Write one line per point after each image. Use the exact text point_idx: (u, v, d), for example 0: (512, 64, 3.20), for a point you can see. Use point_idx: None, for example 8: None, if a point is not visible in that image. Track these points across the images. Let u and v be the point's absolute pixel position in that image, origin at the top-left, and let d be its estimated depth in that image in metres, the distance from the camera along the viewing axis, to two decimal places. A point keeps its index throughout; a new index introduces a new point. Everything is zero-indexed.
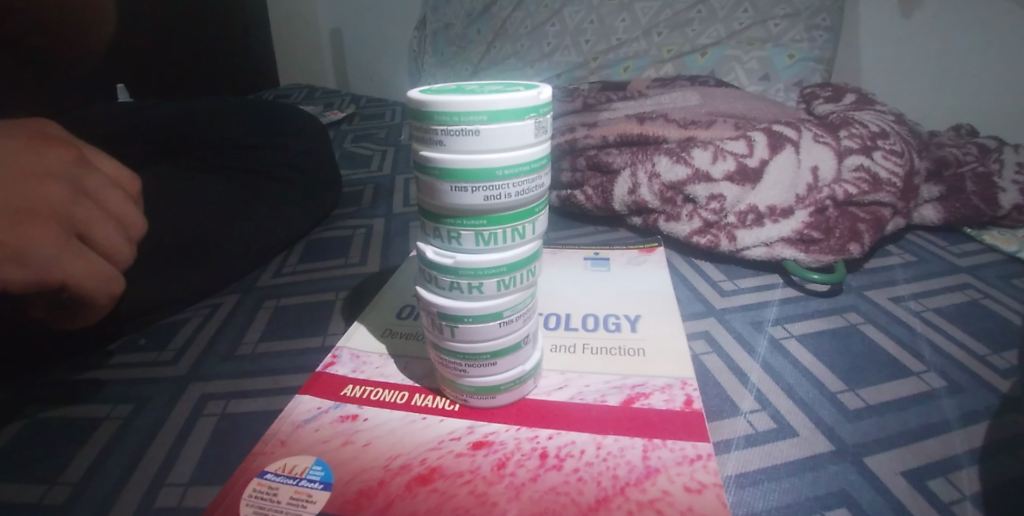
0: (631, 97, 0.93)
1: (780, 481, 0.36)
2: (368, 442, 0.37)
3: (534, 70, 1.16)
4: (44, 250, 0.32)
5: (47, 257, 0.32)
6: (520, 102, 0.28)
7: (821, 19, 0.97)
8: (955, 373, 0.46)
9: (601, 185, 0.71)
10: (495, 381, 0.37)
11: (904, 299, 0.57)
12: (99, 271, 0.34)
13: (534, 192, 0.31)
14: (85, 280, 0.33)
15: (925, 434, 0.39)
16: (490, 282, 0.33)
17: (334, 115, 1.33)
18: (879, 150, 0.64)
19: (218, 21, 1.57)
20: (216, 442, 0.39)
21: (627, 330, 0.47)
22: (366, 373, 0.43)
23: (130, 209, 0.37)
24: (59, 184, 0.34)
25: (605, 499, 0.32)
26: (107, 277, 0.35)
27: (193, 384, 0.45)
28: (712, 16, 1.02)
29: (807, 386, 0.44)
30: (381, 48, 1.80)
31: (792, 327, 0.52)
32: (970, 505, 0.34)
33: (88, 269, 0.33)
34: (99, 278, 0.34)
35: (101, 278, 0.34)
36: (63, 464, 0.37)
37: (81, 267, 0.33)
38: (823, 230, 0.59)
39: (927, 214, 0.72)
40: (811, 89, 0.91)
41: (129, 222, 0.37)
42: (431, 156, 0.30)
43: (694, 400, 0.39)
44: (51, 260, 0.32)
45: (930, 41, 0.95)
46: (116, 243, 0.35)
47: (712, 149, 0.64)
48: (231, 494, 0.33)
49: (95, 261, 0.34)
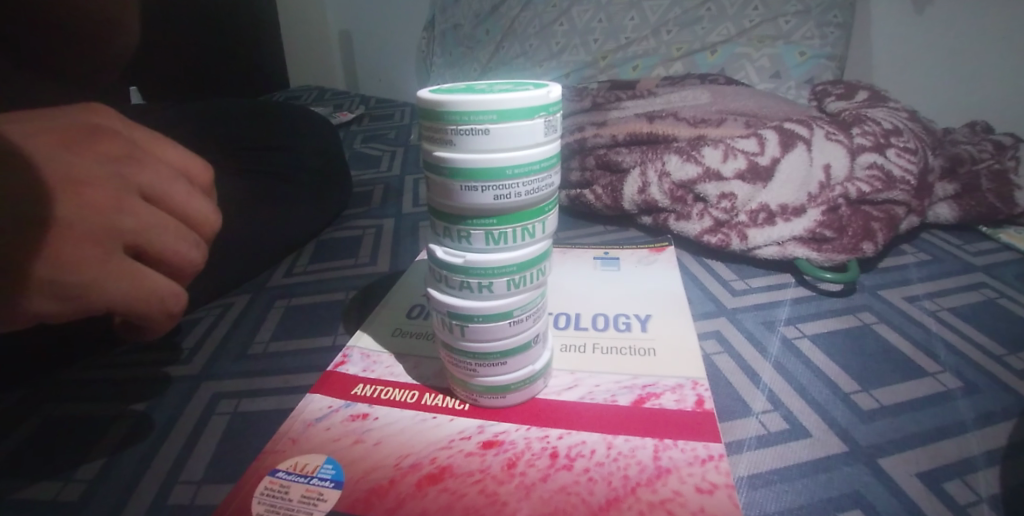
0: (640, 95, 0.93)
1: (793, 482, 0.35)
2: (378, 441, 0.37)
3: (543, 70, 1.16)
4: (87, 271, 0.28)
5: (89, 282, 0.28)
6: (533, 100, 0.28)
7: (833, 16, 0.96)
8: (972, 374, 0.45)
9: (610, 184, 0.71)
10: (506, 380, 0.37)
11: (918, 299, 0.56)
12: (162, 287, 0.31)
13: (544, 191, 0.31)
14: (138, 300, 0.30)
15: (941, 435, 0.39)
16: (500, 281, 0.33)
17: (343, 116, 1.33)
18: (892, 148, 0.64)
19: (230, 24, 1.58)
20: (227, 440, 0.39)
21: (637, 330, 0.47)
22: (376, 373, 0.43)
23: (194, 204, 0.34)
24: (112, 187, 0.29)
25: (616, 499, 0.32)
26: (165, 295, 0.31)
27: (205, 383, 0.45)
28: (722, 13, 1.02)
29: (820, 386, 0.44)
30: (390, 49, 1.81)
31: (804, 327, 0.51)
32: (987, 507, 0.33)
33: (139, 287, 0.30)
34: (156, 297, 0.31)
35: (157, 296, 0.31)
36: (78, 461, 0.38)
37: (131, 287, 0.29)
38: (835, 229, 0.59)
39: (942, 212, 0.71)
40: (822, 87, 0.90)
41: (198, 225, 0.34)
42: (442, 155, 0.30)
43: (704, 401, 0.39)
44: (97, 286, 0.28)
45: (941, 38, 0.94)
46: (179, 247, 0.32)
47: (723, 148, 0.64)
48: (243, 492, 0.33)
49: (151, 276, 0.30)
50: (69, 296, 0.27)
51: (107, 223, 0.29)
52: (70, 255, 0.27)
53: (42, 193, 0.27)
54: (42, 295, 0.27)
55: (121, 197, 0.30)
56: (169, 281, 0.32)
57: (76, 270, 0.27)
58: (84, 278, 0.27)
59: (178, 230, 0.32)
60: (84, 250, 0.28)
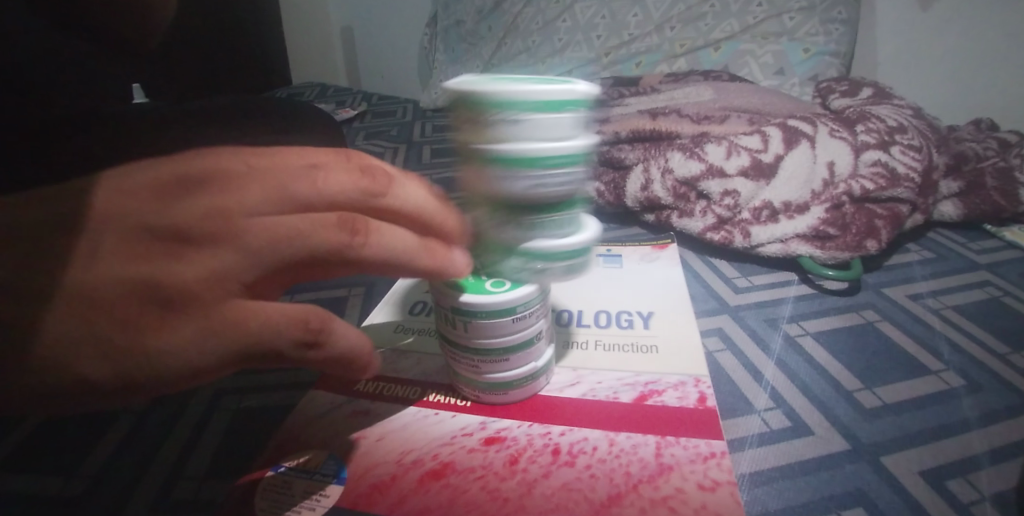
0: (643, 92, 0.92)
1: (794, 480, 0.35)
2: (380, 437, 0.37)
3: (545, 66, 1.16)
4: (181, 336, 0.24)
5: (185, 350, 0.24)
6: (572, 94, 0.29)
7: (837, 12, 0.96)
8: (975, 372, 0.45)
9: (613, 181, 0.71)
10: (508, 377, 0.37)
11: (922, 297, 0.56)
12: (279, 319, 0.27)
13: (577, 183, 0.32)
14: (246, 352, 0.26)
15: (945, 434, 0.39)
16: (558, 266, 0.34)
17: (346, 113, 1.33)
18: (897, 145, 0.64)
19: (239, 20, 1.55)
20: (231, 436, 0.39)
21: (639, 327, 0.47)
22: (378, 369, 0.43)
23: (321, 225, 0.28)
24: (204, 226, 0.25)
25: (618, 495, 0.32)
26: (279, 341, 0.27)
27: (209, 379, 0.45)
28: (726, 10, 1.02)
29: (822, 383, 0.43)
30: (393, 46, 1.81)
31: (806, 324, 0.51)
32: (989, 506, 0.33)
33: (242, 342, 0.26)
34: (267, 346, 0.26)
35: (269, 344, 0.26)
36: (81, 456, 0.38)
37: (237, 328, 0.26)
38: (839, 227, 0.58)
39: (946, 211, 0.71)
40: (826, 86, 0.89)
41: (308, 240, 0.27)
42: (481, 148, 0.30)
43: (707, 398, 0.38)
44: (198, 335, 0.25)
45: (946, 35, 0.94)
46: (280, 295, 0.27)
47: (726, 145, 0.64)
48: (245, 487, 0.33)
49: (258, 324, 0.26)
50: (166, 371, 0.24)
51: (201, 274, 0.25)
52: (159, 316, 0.24)
53: (117, 257, 0.24)
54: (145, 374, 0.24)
55: (214, 238, 0.25)
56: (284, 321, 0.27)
57: (170, 341, 0.24)
58: (171, 345, 0.24)
59: (294, 260, 0.27)
60: (175, 307, 0.24)
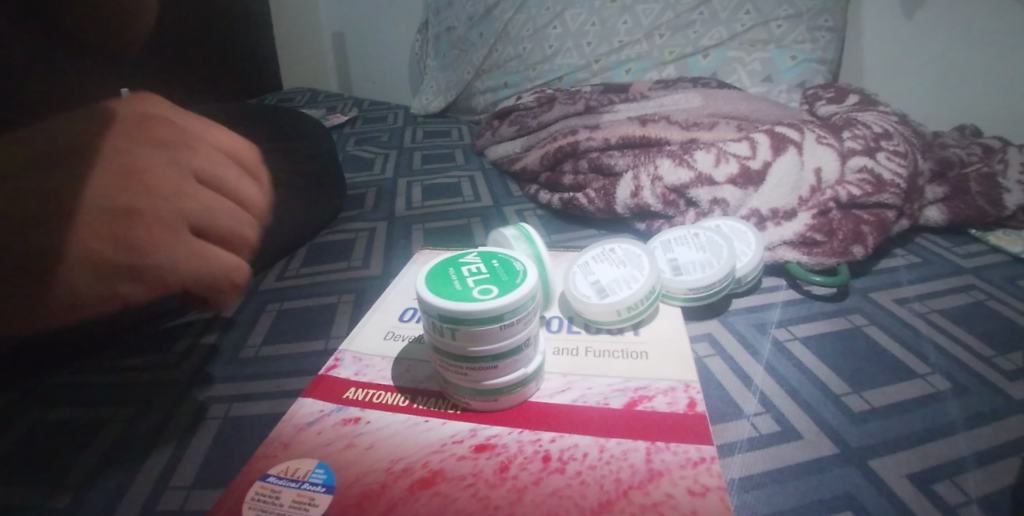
0: (632, 98, 0.93)
1: (784, 485, 0.35)
2: (369, 445, 0.37)
3: (536, 73, 1.16)
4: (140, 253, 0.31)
5: (148, 263, 0.31)
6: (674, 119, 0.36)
7: (823, 20, 0.98)
8: (960, 376, 0.45)
9: (603, 188, 0.70)
10: (498, 384, 0.37)
11: (908, 301, 0.56)
12: (221, 263, 0.34)
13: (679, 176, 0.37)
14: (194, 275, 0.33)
15: (931, 437, 0.39)
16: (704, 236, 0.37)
17: (336, 119, 1.33)
18: (882, 151, 0.65)
19: (230, 26, 1.54)
20: (219, 444, 0.39)
21: (630, 334, 0.47)
22: (368, 377, 0.43)
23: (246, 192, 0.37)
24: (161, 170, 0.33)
25: (608, 502, 0.32)
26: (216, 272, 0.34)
27: (195, 388, 0.45)
28: (714, 17, 1.02)
29: (811, 388, 0.44)
30: (385, 51, 1.81)
31: (794, 329, 0.51)
32: (976, 508, 0.34)
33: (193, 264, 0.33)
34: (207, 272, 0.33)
35: (209, 274, 0.34)
36: (65, 466, 0.37)
37: (191, 262, 0.33)
38: (825, 233, 0.59)
39: (932, 216, 0.72)
40: (813, 91, 0.91)
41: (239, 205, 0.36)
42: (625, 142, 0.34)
43: (696, 403, 0.39)
44: (165, 266, 0.32)
45: (930, 43, 0.95)
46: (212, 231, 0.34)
47: (715, 152, 0.65)
48: (232, 497, 0.33)
49: (209, 255, 0.34)
50: (138, 279, 0.31)
51: (165, 205, 0.32)
52: (127, 236, 0.31)
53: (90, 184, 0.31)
54: (119, 280, 0.31)
55: (169, 180, 0.33)
56: (221, 258, 0.34)
57: (133, 255, 0.31)
58: (140, 259, 0.31)
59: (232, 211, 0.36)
60: (144, 232, 0.31)
